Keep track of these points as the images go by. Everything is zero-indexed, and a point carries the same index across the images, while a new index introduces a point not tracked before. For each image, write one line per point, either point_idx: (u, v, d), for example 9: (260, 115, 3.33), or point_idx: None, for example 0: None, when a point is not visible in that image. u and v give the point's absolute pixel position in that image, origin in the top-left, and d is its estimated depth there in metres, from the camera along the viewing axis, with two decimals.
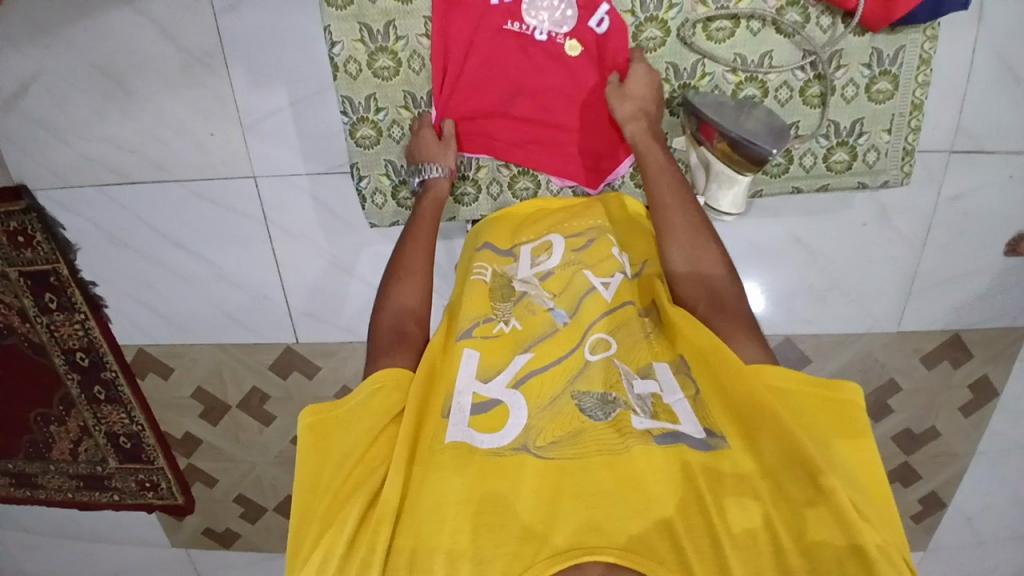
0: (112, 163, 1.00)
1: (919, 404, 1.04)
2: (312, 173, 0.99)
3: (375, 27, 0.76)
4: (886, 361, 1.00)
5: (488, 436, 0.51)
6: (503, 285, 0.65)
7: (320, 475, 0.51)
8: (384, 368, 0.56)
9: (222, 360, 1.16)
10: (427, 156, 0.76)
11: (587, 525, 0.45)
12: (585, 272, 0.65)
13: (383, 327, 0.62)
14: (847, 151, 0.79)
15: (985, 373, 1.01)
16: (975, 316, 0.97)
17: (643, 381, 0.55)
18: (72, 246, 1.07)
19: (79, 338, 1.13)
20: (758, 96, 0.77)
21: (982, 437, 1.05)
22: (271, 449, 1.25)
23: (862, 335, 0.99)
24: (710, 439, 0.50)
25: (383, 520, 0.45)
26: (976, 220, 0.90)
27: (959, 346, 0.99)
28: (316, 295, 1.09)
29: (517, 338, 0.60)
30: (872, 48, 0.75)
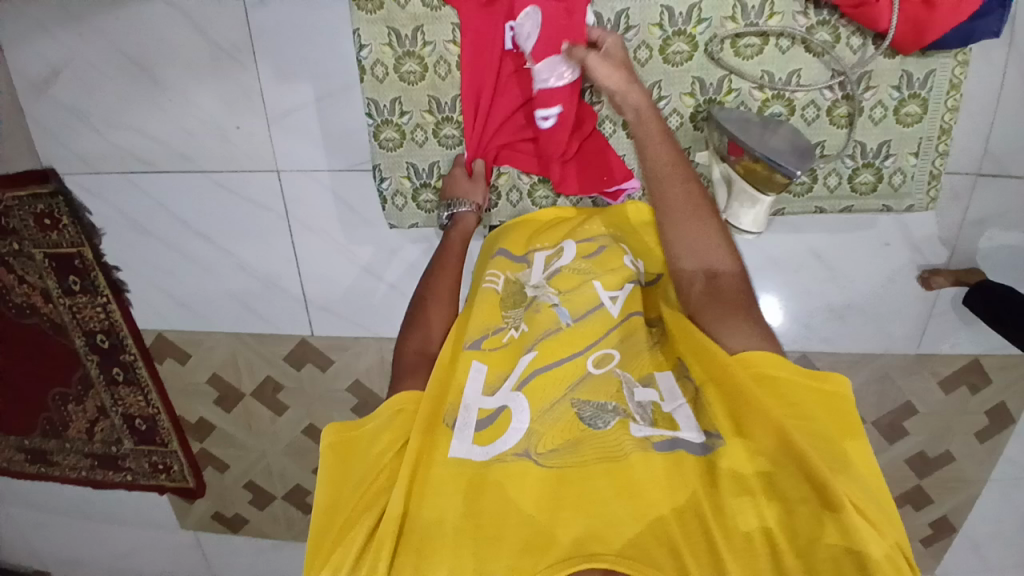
0: (140, 152, 1.02)
1: (934, 427, 1.02)
2: (334, 169, 1.00)
3: (403, 31, 0.77)
4: (902, 383, 0.99)
5: (490, 446, 0.52)
6: (514, 292, 0.65)
7: (334, 497, 0.51)
8: (401, 394, 0.57)
9: (237, 349, 1.18)
10: (459, 194, 0.80)
11: (590, 534, 0.47)
12: (592, 283, 0.63)
13: (407, 351, 0.64)
14: (873, 173, 0.78)
15: (1004, 399, 0.98)
16: (997, 341, 0.95)
17: (644, 390, 0.55)
18: (97, 231, 1.09)
19: (101, 320, 1.15)
20: (784, 114, 0.77)
21: (997, 464, 1.03)
22: (282, 439, 1.26)
23: (880, 356, 0.98)
24: (709, 441, 0.50)
25: (387, 536, 0.46)
26: (1002, 245, 0.88)
27: (978, 372, 0.97)
28: (332, 289, 1.10)
29: (524, 343, 0.59)
30: (902, 70, 0.74)
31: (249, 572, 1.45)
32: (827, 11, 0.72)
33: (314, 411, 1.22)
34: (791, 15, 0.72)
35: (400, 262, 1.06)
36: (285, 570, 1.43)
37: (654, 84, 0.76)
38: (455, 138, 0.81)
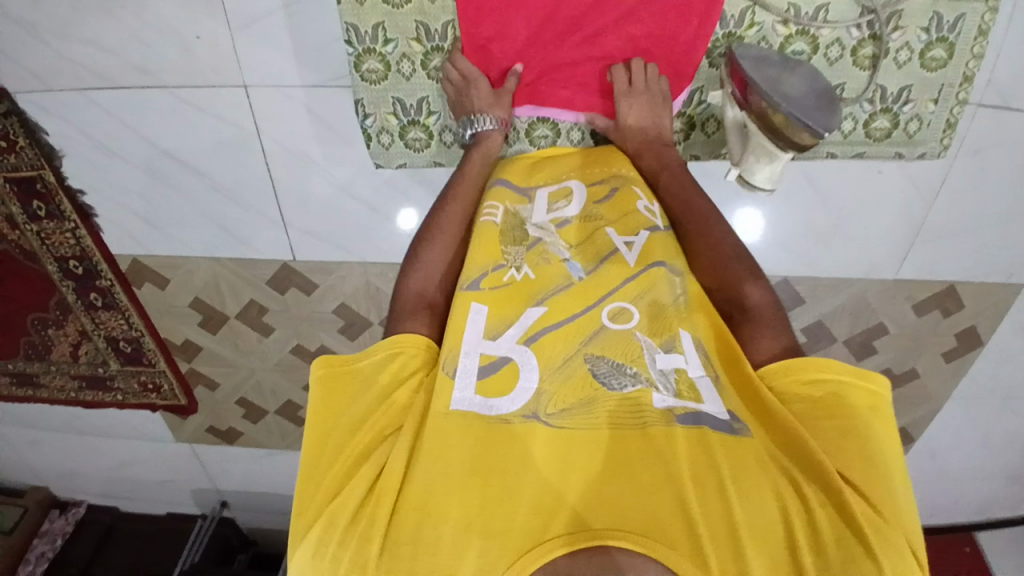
0: (93, 67, 0.92)
1: (904, 347, 1.07)
2: (309, 85, 0.92)
3: None
4: (877, 305, 1.02)
5: (497, 402, 0.51)
6: (514, 227, 0.63)
7: (325, 437, 0.51)
8: (398, 335, 0.57)
9: (219, 273, 1.15)
10: (478, 106, 0.72)
11: (601, 500, 0.46)
12: (607, 228, 0.63)
13: (407, 292, 0.62)
14: (889, 119, 0.77)
15: (973, 324, 1.02)
16: (975, 269, 0.96)
17: (667, 355, 0.54)
18: (57, 153, 1.01)
19: (71, 246, 1.10)
20: (807, 52, 0.73)
21: (960, 381, 1.10)
22: (272, 358, 1.27)
23: (861, 280, 0.99)
24: (735, 422, 0.50)
25: (385, 494, 0.47)
26: (991, 177, 0.86)
27: (952, 297, 1.00)
28: (313, 212, 1.05)
29: (528, 287, 0.59)
30: (933, 11, 0.71)
31: (247, 479, 1.51)
32: None
33: (301, 332, 1.22)
34: None
35: (380, 181, 1.01)
36: (282, 476, 1.49)
37: None
38: None
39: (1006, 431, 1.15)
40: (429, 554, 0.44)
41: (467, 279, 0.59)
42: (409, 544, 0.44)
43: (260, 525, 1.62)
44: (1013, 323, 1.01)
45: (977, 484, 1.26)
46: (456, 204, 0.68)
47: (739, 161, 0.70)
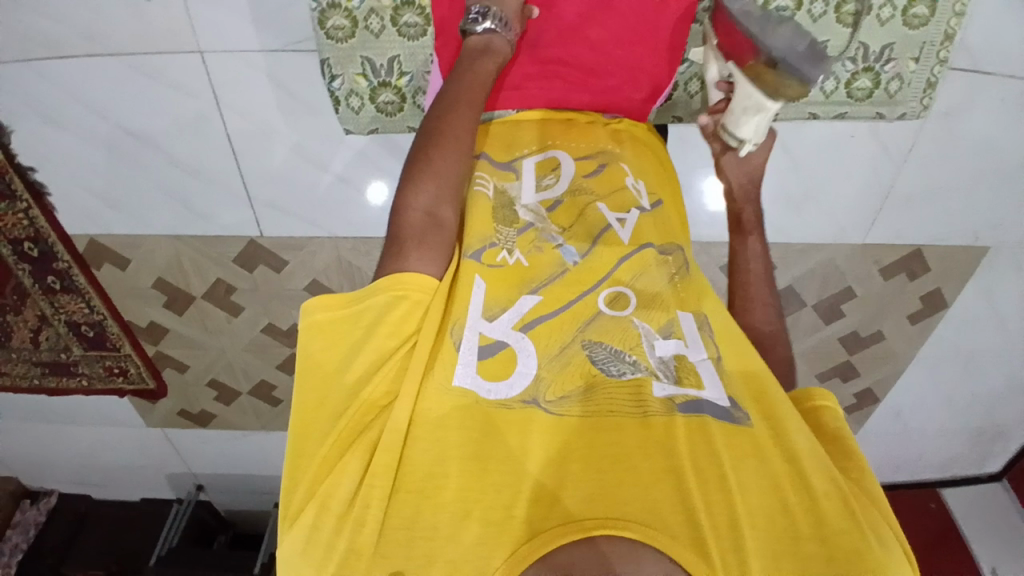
0: (42, 35, 0.87)
1: (871, 310, 1.09)
2: (268, 49, 0.88)
3: None
4: (846, 269, 1.03)
5: (494, 387, 0.47)
6: (504, 206, 0.59)
7: (324, 404, 0.46)
8: (394, 274, 0.49)
9: (182, 251, 1.10)
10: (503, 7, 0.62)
11: (601, 490, 0.42)
12: (598, 204, 0.60)
13: (414, 208, 0.52)
14: (871, 78, 0.77)
15: (938, 286, 1.05)
16: (941, 232, 0.98)
17: (665, 342, 0.52)
18: (3, 127, 0.94)
19: (25, 227, 1.04)
20: (790, 8, 0.73)
21: (924, 342, 1.14)
22: (242, 338, 1.24)
23: (831, 245, 1.00)
24: (732, 410, 0.49)
25: (380, 473, 0.43)
26: (960, 141, 0.88)
27: (918, 260, 1.02)
28: (280, 185, 1.01)
29: (522, 274, 0.54)
30: None
31: (221, 461, 1.48)
32: None
33: (271, 311, 1.18)
34: None
35: (349, 153, 0.97)
36: (257, 457, 1.47)
37: None
38: (418, 26, 0.72)
39: (963, 387, 1.20)
40: (425, 541, 0.40)
41: (462, 251, 0.55)
42: (401, 535, 0.40)
43: (238, 506, 1.60)
44: (976, 285, 1.04)
45: (938, 440, 1.31)
46: (463, 118, 0.56)
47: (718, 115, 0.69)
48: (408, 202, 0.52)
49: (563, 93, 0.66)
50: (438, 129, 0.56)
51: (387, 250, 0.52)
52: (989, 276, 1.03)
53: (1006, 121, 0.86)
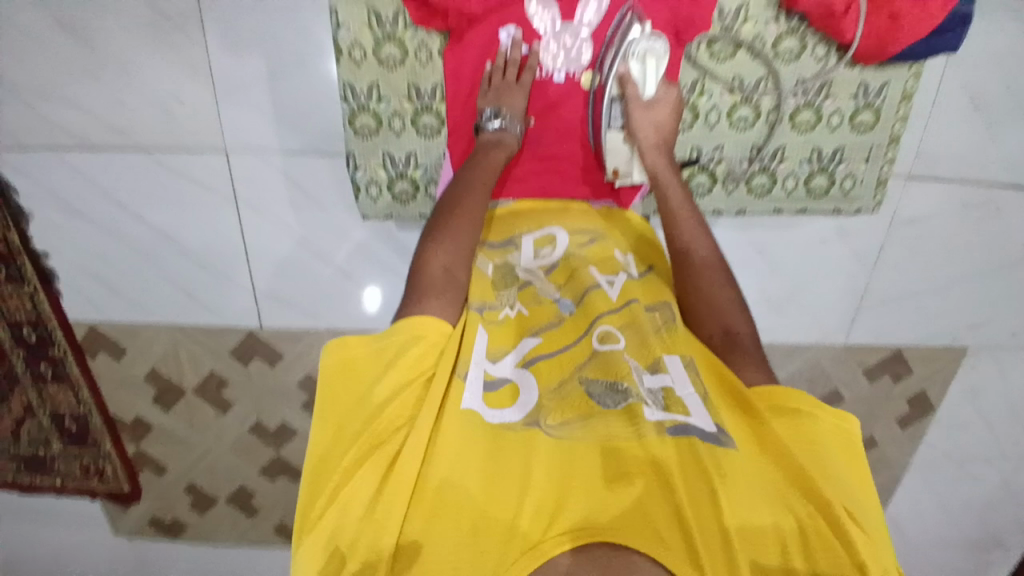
0: (73, 129, 0.95)
1: (862, 415, 1.13)
2: (289, 151, 0.97)
3: (384, 13, 0.75)
4: (831, 371, 1.09)
5: (497, 412, 0.50)
6: (505, 274, 0.64)
7: (345, 420, 0.49)
8: (413, 318, 0.53)
9: (181, 343, 1.13)
10: (509, 107, 0.71)
11: (599, 505, 0.43)
12: (590, 267, 0.64)
13: (432, 266, 0.57)
14: (826, 177, 0.86)
15: (923, 388, 1.11)
16: (918, 334, 1.06)
17: (654, 376, 0.53)
18: (25, 214, 1.01)
19: (27, 311, 1.06)
20: (751, 117, 0.83)
21: (917, 448, 1.17)
22: (228, 438, 1.23)
23: (813, 348, 1.07)
24: (720, 435, 0.49)
25: (397, 487, 0.45)
26: (926, 243, 0.98)
27: (901, 362, 1.08)
28: (283, 278, 1.07)
29: (524, 323, 0.59)
30: (860, 81, 0.80)
31: None
32: (796, 20, 0.77)
33: (260, 408, 1.19)
34: (764, 22, 0.77)
35: (351, 247, 1.04)
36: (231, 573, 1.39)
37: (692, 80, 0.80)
38: (434, 127, 0.82)
39: (963, 495, 1.20)
40: (436, 549, 0.42)
41: (468, 305, 0.58)
42: (418, 543, 0.43)
43: None
44: (960, 385, 1.10)
45: (942, 557, 1.28)
46: (477, 193, 0.64)
47: (603, 74, 0.72)
48: (429, 259, 0.58)
49: (560, 183, 0.76)
50: (455, 200, 0.63)
51: (408, 300, 0.57)
52: (970, 377, 1.10)
53: (972, 225, 0.96)
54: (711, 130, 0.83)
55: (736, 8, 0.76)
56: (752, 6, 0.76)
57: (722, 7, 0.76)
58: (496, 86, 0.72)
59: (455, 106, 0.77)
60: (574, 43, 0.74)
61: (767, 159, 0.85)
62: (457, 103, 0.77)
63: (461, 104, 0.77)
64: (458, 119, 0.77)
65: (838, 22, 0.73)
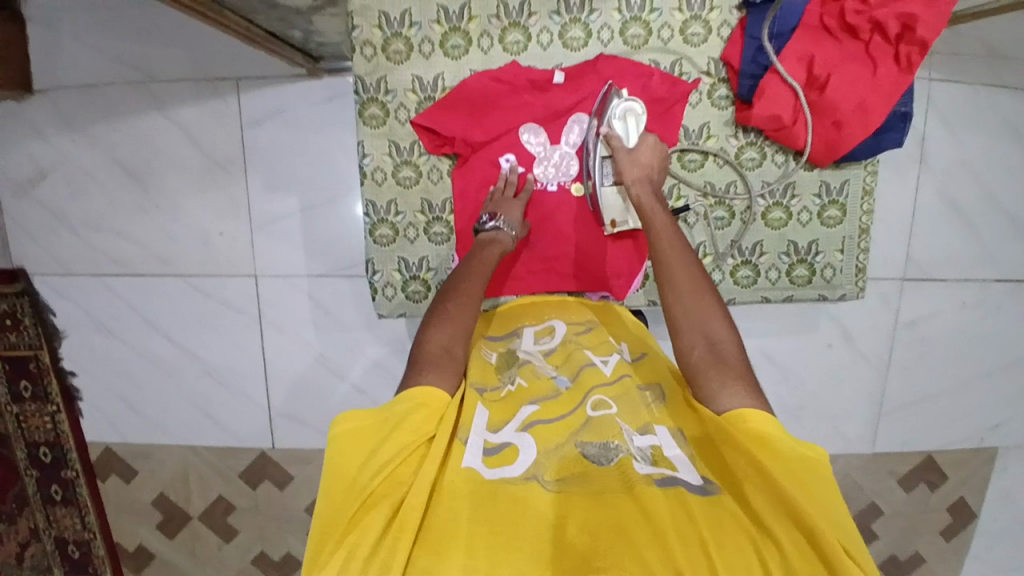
0: (118, 257, 1.05)
1: (905, 530, 1.07)
2: (314, 274, 1.04)
3: (403, 144, 0.86)
4: (865, 483, 1.06)
5: (501, 469, 0.50)
6: (507, 356, 0.67)
7: (353, 471, 0.48)
8: (416, 389, 0.55)
9: (192, 464, 1.13)
10: (505, 213, 0.79)
11: (595, 548, 0.43)
12: (585, 349, 0.67)
13: (433, 344, 0.60)
14: (806, 267, 0.91)
15: (962, 496, 1.06)
16: (947, 438, 1.04)
17: (642, 436, 0.53)
18: (59, 334, 1.08)
19: (45, 432, 1.10)
20: (726, 218, 0.90)
21: (964, 562, 1.10)
22: (228, 570, 1.18)
23: (838, 456, 1.05)
24: (706, 485, 0.49)
25: (404, 530, 0.45)
26: (935, 345, 1.00)
27: (934, 469, 1.05)
28: (295, 394, 1.10)
29: (522, 394, 0.60)
30: (821, 180, 0.88)
31: None
32: (754, 134, 0.87)
33: (265, 535, 1.16)
34: (725, 137, 0.87)
35: (366, 362, 1.08)
36: None
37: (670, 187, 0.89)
38: (444, 235, 0.89)
39: None
40: None
41: (468, 382, 0.62)
42: None
43: None
44: (999, 490, 1.06)
45: None
46: (475, 280, 0.68)
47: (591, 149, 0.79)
48: (429, 338, 0.61)
49: (556, 281, 0.85)
50: (454, 287, 0.68)
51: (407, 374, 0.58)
52: (1006, 480, 1.06)
53: (976, 321, 1.00)
54: (691, 230, 0.90)
55: (698, 126, 0.87)
56: (713, 125, 0.87)
57: (688, 127, 0.87)
58: (495, 197, 0.82)
59: (462, 217, 0.87)
60: (562, 161, 0.85)
61: (747, 252, 0.91)
62: (462, 214, 0.87)
63: (467, 216, 0.87)
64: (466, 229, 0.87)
65: (788, 132, 0.82)
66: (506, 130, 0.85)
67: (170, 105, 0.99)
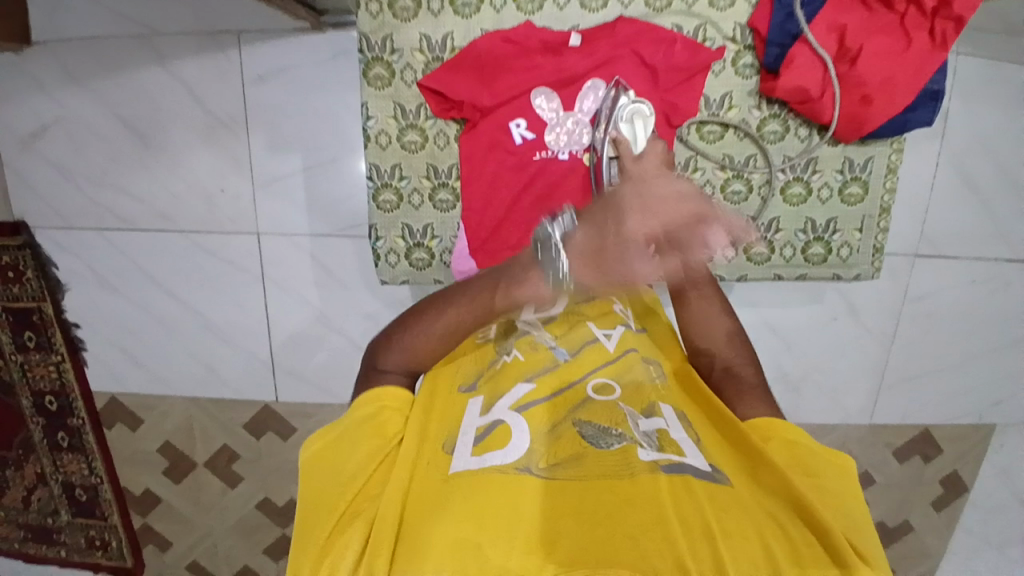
0: (119, 211, 1.03)
1: (895, 499, 1.10)
2: (317, 233, 1.03)
3: (409, 106, 0.83)
4: (859, 454, 1.07)
5: (492, 456, 0.49)
6: (505, 330, 0.65)
7: (322, 494, 0.49)
8: (373, 391, 0.57)
9: (195, 416, 1.15)
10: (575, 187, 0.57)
11: (590, 540, 0.42)
12: (588, 323, 0.67)
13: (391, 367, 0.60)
14: (823, 245, 0.89)
15: (955, 469, 1.08)
16: (945, 414, 1.05)
17: (648, 420, 0.54)
18: (62, 287, 1.07)
19: (51, 381, 1.11)
20: (744, 191, 0.87)
21: (953, 533, 1.12)
22: (233, 515, 1.21)
23: (834, 428, 1.06)
24: (714, 472, 0.50)
25: (382, 541, 0.44)
26: (940, 319, 0.99)
27: (930, 442, 1.06)
28: (295, 349, 1.10)
29: (519, 367, 0.60)
30: (845, 157, 0.85)
31: None
32: (778, 106, 0.83)
33: (269, 484, 1.19)
34: (747, 108, 0.84)
35: (369, 322, 1.08)
36: None
37: (688, 158, 0.86)
38: (450, 202, 0.87)
39: None
40: None
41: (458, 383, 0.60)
42: None
43: None
44: (993, 466, 1.07)
45: None
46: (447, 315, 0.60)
47: (598, 143, 0.78)
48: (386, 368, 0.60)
49: None
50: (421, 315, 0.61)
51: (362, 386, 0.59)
52: (1002, 457, 1.07)
53: (980, 299, 0.98)
54: None
55: (720, 96, 0.83)
56: (736, 95, 0.83)
57: (710, 96, 0.83)
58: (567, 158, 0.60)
59: (467, 182, 0.84)
60: (576, 128, 0.81)
61: (763, 229, 0.88)
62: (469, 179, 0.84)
63: (475, 182, 0.84)
64: (472, 196, 0.84)
65: (814, 105, 0.78)
66: (517, 93, 0.81)
67: (170, 58, 0.95)
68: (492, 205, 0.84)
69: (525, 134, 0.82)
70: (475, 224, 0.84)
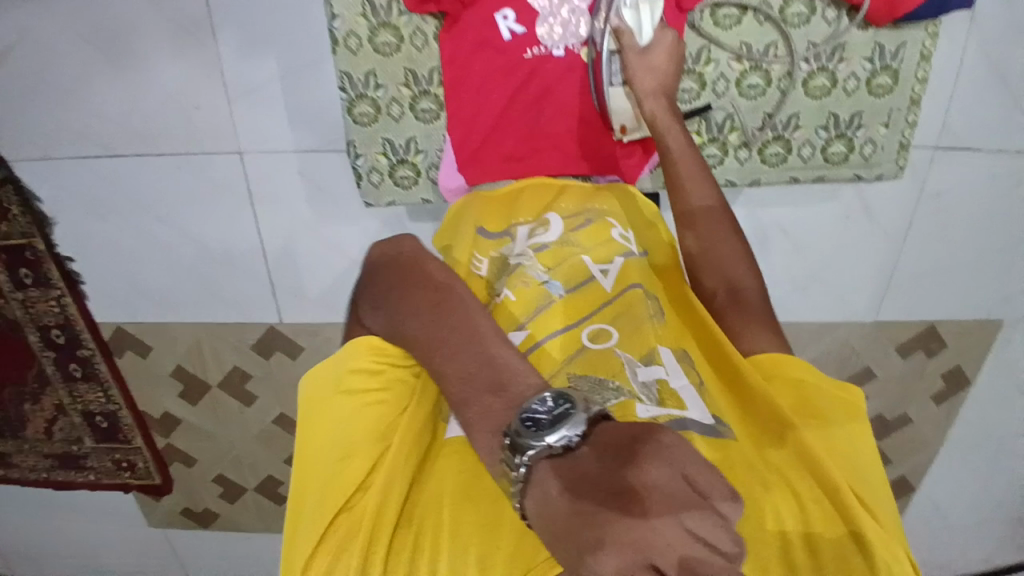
0: (92, 133, 0.96)
1: (895, 393, 1.10)
2: (302, 148, 0.97)
3: (378, 1, 0.75)
4: (862, 350, 1.06)
5: None
6: (500, 266, 0.64)
7: (319, 464, 0.51)
8: (360, 339, 0.55)
9: (203, 337, 1.14)
10: None
11: None
12: (582, 256, 0.63)
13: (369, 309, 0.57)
14: (845, 143, 0.83)
15: (958, 363, 1.07)
16: (957, 311, 1.02)
17: (646, 368, 0.54)
18: (50, 220, 1.03)
19: (54, 314, 1.09)
20: (762, 85, 0.80)
21: (953, 426, 1.13)
22: (251, 430, 1.24)
23: (843, 328, 1.04)
24: (718, 426, 0.52)
25: (385, 525, 0.48)
26: (960, 212, 0.94)
27: (934, 337, 1.05)
28: (296, 270, 1.07)
29: (510, 313, 0.59)
30: (874, 42, 0.77)
31: (220, 564, 1.43)
32: None
33: (282, 399, 1.20)
34: None
35: (366, 239, 1.04)
36: (264, 560, 1.42)
37: (701, 48, 0.78)
38: (432, 112, 0.81)
39: (1005, 475, 1.16)
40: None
41: None
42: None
43: None
44: (997, 361, 1.06)
45: (980, 538, 1.24)
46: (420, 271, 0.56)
47: (597, 35, 0.70)
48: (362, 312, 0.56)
49: (559, 163, 0.76)
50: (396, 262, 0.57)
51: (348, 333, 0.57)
52: (1010, 351, 1.05)
53: (1004, 191, 0.92)
54: (720, 100, 0.81)
55: None
56: None
57: None
58: None
59: (452, 87, 0.77)
60: (572, 18, 0.72)
61: (781, 127, 0.82)
62: (454, 84, 0.77)
63: (462, 86, 0.76)
64: (458, 103, 0.77)
65: None
66: None
67: None
68: (481, 112, 0.77)
69: (514, 27, 0.73)
70: (462, 133, 0.77)
